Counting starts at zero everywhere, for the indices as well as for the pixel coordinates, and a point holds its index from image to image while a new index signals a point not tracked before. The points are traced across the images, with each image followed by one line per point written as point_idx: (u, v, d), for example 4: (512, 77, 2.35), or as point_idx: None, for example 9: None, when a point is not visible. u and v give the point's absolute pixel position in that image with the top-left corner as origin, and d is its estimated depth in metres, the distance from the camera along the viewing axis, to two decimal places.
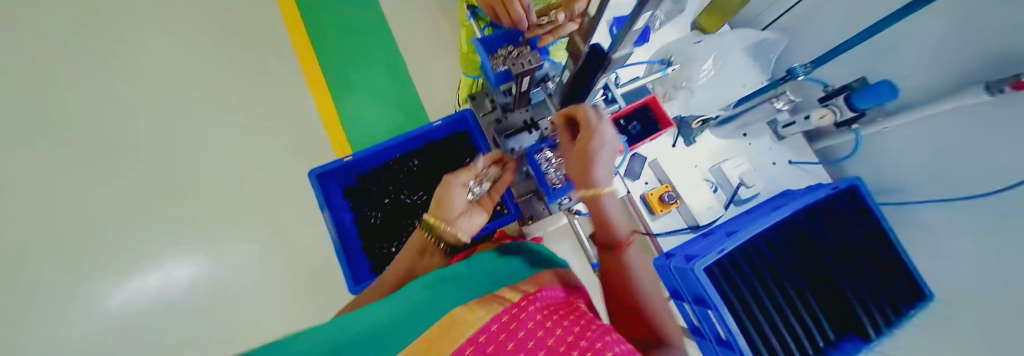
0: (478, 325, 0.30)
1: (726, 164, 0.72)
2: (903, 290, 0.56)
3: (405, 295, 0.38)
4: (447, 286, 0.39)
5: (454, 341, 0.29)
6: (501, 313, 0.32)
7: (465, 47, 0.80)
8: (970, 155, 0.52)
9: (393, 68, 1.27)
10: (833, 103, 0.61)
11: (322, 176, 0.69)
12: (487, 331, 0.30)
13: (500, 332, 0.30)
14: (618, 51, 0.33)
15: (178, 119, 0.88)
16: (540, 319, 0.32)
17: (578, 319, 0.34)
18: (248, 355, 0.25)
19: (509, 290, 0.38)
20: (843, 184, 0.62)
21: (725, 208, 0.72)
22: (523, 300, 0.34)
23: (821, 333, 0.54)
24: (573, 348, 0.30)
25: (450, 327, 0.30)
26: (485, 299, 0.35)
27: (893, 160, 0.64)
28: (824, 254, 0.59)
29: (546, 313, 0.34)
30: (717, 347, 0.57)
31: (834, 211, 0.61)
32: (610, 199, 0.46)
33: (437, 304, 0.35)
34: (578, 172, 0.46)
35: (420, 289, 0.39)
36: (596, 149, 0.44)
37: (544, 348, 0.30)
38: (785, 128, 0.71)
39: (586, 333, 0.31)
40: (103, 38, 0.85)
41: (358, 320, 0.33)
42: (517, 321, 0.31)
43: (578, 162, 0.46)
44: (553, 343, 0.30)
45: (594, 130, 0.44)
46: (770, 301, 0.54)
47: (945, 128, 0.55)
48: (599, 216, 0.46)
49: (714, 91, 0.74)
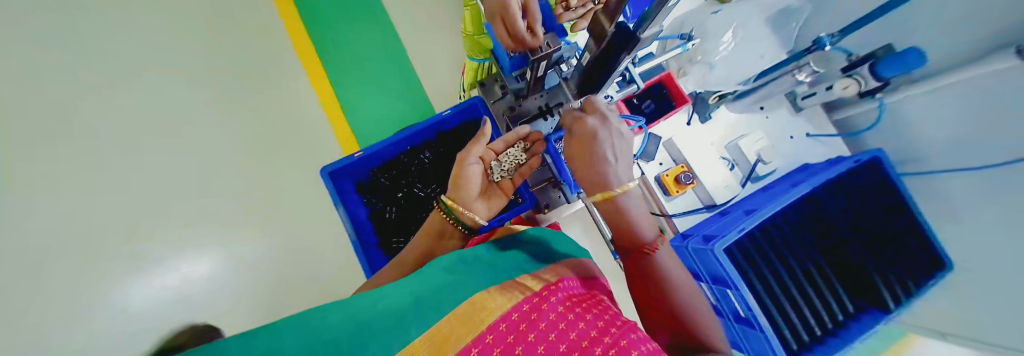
0: (499, 313, 0.29)
1: (745, 140, 0.70)
2: (919, 256, 0.52)
3: (425, 277, 0.37)
4: (467, 270, 0.39)
5: (478, 325, 0.28)
6: (522, 302, 0.31)
7: (471, 29, 0.79)
8: (1000, 119, 0.47)
9: (398, 64, 1.33)
10: (857, 72, 0.56)
11: (334, 174, 0.69)
12: (508, 319, 0.29)
13: (521, 321, 0.29)
14: (647, 29, 0.32)
15: None
16: (563, 310, 0.31)
17: (602, 313, 0.32)
18: (268, 324, 0.24)
19: (530, 278, 0.37)
20: (865, 156, 0.56)
21: (742, 186, 0.71)
22: (545, 290, 0.34)
23: (840, 307, 0.52)
24: (596, 345, 0.27)
25: (471, 313, 0.29)
26: (506, 286, 0.35)
27: (920, 126, 0.60)
28: (843, 230, 0.55)
29: (569, 304, 0.32)
30: (738, 325, 0.57)
31: (854, 185, 0.57)
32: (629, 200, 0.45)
33: (459, 287, 0.34)
34: (591, 180, 0.45)
35: (441, 271, 0.38)
36: (601, 145, 0.44)
37: (566, 342, 0.28)
38: (803, 101, 0.67)
39: (610, 329, 0.29)
40: None
41: (379, 296, 0.32)
42: (539, 312, 0.30)
43: (587, 170, 0.45)
44: (576, 337, 0.28)
45: (594, 126, 0.44)
46: (789, 278, 0.53)
47: (981, 92, 0.49)
48: (620, 222, 0.45)
49: (732, 64, 0.72)
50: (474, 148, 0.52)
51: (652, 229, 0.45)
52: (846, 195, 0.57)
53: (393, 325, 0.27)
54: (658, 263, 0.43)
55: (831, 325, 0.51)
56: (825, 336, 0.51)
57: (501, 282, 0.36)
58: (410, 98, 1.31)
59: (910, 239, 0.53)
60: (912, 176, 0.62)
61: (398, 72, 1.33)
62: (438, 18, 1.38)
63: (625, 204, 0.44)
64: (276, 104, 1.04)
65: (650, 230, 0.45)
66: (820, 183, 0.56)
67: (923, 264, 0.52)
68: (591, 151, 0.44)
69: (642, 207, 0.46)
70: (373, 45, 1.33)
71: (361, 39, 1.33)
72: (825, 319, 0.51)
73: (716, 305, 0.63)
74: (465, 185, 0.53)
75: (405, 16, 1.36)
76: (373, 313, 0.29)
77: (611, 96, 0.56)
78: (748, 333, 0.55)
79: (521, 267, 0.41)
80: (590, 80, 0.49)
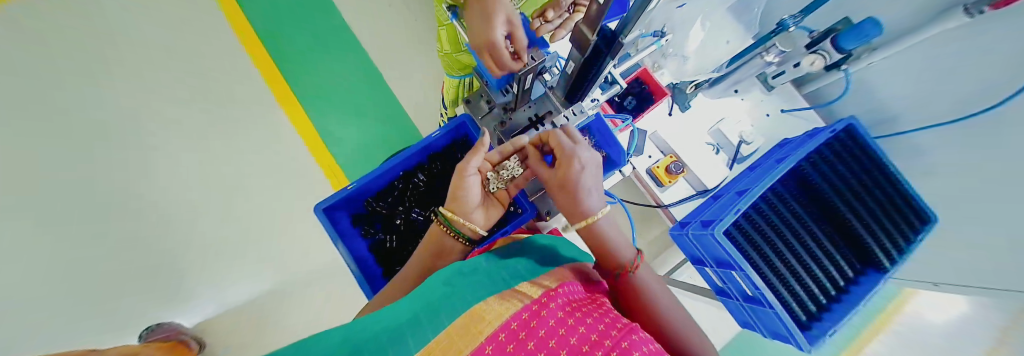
0: (497, 323, 0.26)
1: (724, 124, 0.74)
2: (906, 214, 0.54)
3: (420, 295, 0.35)
4: (465, 281, 0.37)
5: (476, 336, 0.25)
6: (520, 310, 0.28)
7: (449, 48, 0.80)
8: (976, 65, 0.49)
9: (374, 86, 1.33)
10: (820, 48, 0.57)
11: (328, 210, 0.68)
12: (506, 328, 0.26)
13: (520, 329, 0.26)
14: (627, 33, 0.34)
15: (170, 162, 1.11)
16: (562, 316, 0.28)
17: (602, 316, 0.29)
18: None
19: (529, 285, 0.35)
20: (839, 126, 0.59)
21: (729, 169, 0.74)
22: (545, 297, 0.31)
23: (841, 273, 0.54)
24: (596, 349, 0.24)
25: (469, 325, 0.27)
26: (506, 296, 0.32)
27: (888, 91, 0.63)
28: (834, 198, 0.57)
29: (569, 309, 0.30)
30: (745, 305, 0.59)
31: (838, 154, 0.59)
32: (605, 222, 0.49)
33: (457, 298, 0.32)
34: (570, 206, 0.49)
35: (440, 285, 0.37)
36: (577, 175, 0.47)
37: (566, 348, 0.25)
38: (774, 79, 0.68)
39: (611, 332, 0.26)
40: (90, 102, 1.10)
41: (376, 318, 0.30)
42: (538, 319, 0.28)
43: (566, 195, 0.49)
44: (576, 342, 0.25)
45: (574, 162, 0.47)
46: (788, 251, 0.54)
47: (954, 41, 0.51)
48: (598, 245, 0.49)
49: (704, 56, 0.75)
50: (473, 159, 0.51)
51: (628, 249, 0.48)
52: (828, 165, 0.59)
53: (389, 346, 0.24)
54: (637, 280, 0.46)
55: (834, 292, 0.53)
56: (830, 304, 0.53)
57: (499, 292, 0.34)
58: (392, 120, 1.30)
59: (892, 199, 0.55)
60: (884, 137, 0.66)
61: (376, 94, 1.32)
62: (411, 39, 1.39)
63: (603, 229, 0.48)
64: (265, 156, 1.18)
65: (628, 249, 0.48)
66: (803, 156, 0.58)
67: (908, 217, 0.53)
68: (570, 182, 0.48)
69: (619, 230, 0.50)
70: (347, 71, 1.33)
71: (330, 66, 1.33)
72: (827, 287, 0.53)
73: (722, 288, 0.65)
74: (465, 196, 0.52)
75: (375, 39, 1.37)
76: (363, 338, 0.26)
77: (598, 100, 0.59)
78: (758, 311, 0.56)
79: (522, 274, 0.40)
80: (577, 84, 0.50)
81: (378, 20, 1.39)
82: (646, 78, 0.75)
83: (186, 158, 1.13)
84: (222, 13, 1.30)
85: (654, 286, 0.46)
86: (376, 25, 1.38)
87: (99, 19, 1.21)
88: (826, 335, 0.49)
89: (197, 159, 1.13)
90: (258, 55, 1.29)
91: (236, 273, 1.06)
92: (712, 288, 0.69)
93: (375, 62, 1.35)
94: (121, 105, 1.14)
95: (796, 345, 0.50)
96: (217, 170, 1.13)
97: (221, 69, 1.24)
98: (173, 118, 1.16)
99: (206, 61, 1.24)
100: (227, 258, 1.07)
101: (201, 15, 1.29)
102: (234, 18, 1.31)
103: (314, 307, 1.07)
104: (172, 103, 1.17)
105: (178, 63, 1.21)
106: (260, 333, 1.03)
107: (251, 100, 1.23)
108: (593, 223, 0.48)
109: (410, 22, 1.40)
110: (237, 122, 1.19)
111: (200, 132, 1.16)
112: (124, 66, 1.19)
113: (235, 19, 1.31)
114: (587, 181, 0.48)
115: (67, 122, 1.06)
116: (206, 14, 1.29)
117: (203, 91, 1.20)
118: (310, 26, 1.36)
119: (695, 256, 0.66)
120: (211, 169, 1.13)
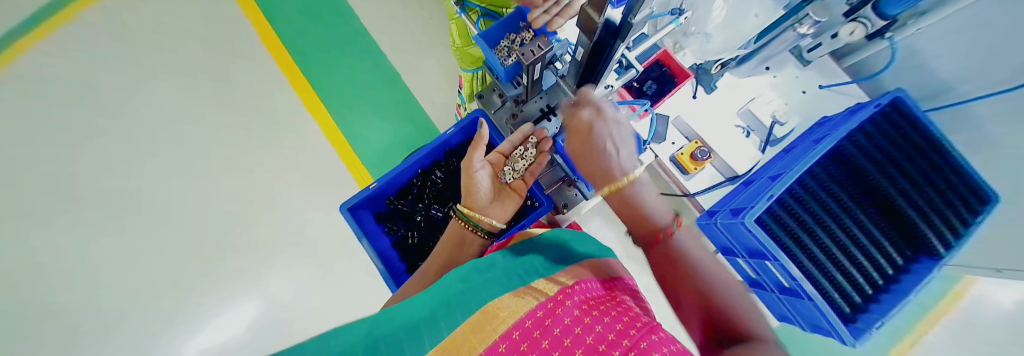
0: (511, 320, 0.27)
1: (755, 104, 0.68)
2: (961, 193, 0.47)
3: (437, 291, 0.35)
4: (481, 277, 0.37)
5: (490, 335, 0.25)
6: (535, 307, 0.28)
7: (460, 42, 0.81)
8: None
9: (392, 86, 1.36)
10: (861, 15, 0.49)
11: (354, 209, 0.71)
12: (521, 327, 0.26)
13: (534, 328, 0.26)
14: (635, 13, 0.32)
15: (212, 172, 1.25)
16: (579, 314, 0.28)
17: (621, 315, 0.28)
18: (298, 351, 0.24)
19: (544, 282, 0.35)
20: (885, 100, 0.53)
21: (761, 152, 0.69)
22: (561, 294, 0.31)
23: (888, 260, 0.49)
24: (614, 349, 0.23)
25: (483, 322, 0.27)
26: (520, 293, 0.32)
27: (943, 64, 0.56)
28: (882, 180, 0.51)
29: (585, 307, 0.29)
30: (782, 296, 0.55)
31: (885, 130, 0.53)
32: (635, 187, 0.48)
33: (471, 295, 0.32)
34: (593, 169, 0.51)
35: (456, 281, 0.37)
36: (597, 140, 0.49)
37: (582, 347, 0.24)
38: (810, 53, 0.62)
39: (629, 331, 0.25)
40: (135, 126, 1.28)
41: (394, 313, 0.32)
42: (553, 316, 0.28)
43: (586, 156, 0.51)
44: (593, 341, 0.24)
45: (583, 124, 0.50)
46: (826, 235, 0.50)
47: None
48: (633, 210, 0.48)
49: (729, 32, 0.66)
50: (475, 156, 0.57)
51: (664, 214, 0.46)
52: (873, 143, 0.53)
53: (406, 341, 0.25)
54: (674, 243, 0.44)
55: (881, 282, 0.48)
56: (877, 294, 0.48)
57: (515, 288, 0.34)
58: (411, 120, 1.34)
59: (941, 174, 0.49)
60: (939, 110, 0.59)
61: (395, 93, 1.36)
62: (424, 37, 1.41)
63: (632, 193, 0.48)
64: (297, 159, 1.28)
65: (664, 214, 0.46)
66: (843, 135, 0.53)
67: (962, 197, 0.47)
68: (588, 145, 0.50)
69: (651, 190, 0.49)
70: (366, 73, 1.38)
71: (351, 70, 1.38)
72: (873, 276, 0.48)
73: (756, 279, 0.62)
74: (477, 192, 0.56)
75: (392, 41, 1.41)
76: (383, 332, 0.28)
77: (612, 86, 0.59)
78: (796, 302, 0.53)
79: (539, 270, 0.40)
80: (590, 70, 0.49)
81: (395, 22, 1.42)
82: (665, 59, 0.72)
83: (226, 168, 1.25)
84: (252, 28, 1.41)
85: (697, 251, 0.43)
86: (393, 27, 1.42)
87: (151, 49, 1.37)
88: (873, 329, 0.45)
89: (236, 168, 1.25)
90: (285, 65, 1.38)
91: (271, 273, 1.17)
92: (746, 279, 0.66)
93: (393, 62, 1.39)
94: (168, 122, 1.29)
95: (839, 339, 0.46)
96: (253, 175, 1.25)
97: (253, 82, 1.35)
98: (212, 132, 1.29)
99: (240, 75, 1.35)
100: (268, 258, 1.18)
101: (235, 29, 1.40)
102: (263, 31, 1.41)
103: (343, 302, 1.15)
104: (210, 118, 1.30)
105: (215, 80, 1.34)
106: (291, 328, 1.12)
107: (283, 106, 1.33)
108: (625, 186, 0.48)
109: (426, 22, 1.42)
110: (270, 132, 1.30)
111: (236, 144, 1.28)
112: (165, 84, 1.34)
113: (263, 32, 1.41)
114: (609, 146, 0.49)
115: (135, 146, 1.26)
116: (240, 31, 1.40)
117: (237, 104, 1.32)
118: (328, 32, 1.42)
119: (724, 245, 0.63)
120: (247, 175, 1.25)
